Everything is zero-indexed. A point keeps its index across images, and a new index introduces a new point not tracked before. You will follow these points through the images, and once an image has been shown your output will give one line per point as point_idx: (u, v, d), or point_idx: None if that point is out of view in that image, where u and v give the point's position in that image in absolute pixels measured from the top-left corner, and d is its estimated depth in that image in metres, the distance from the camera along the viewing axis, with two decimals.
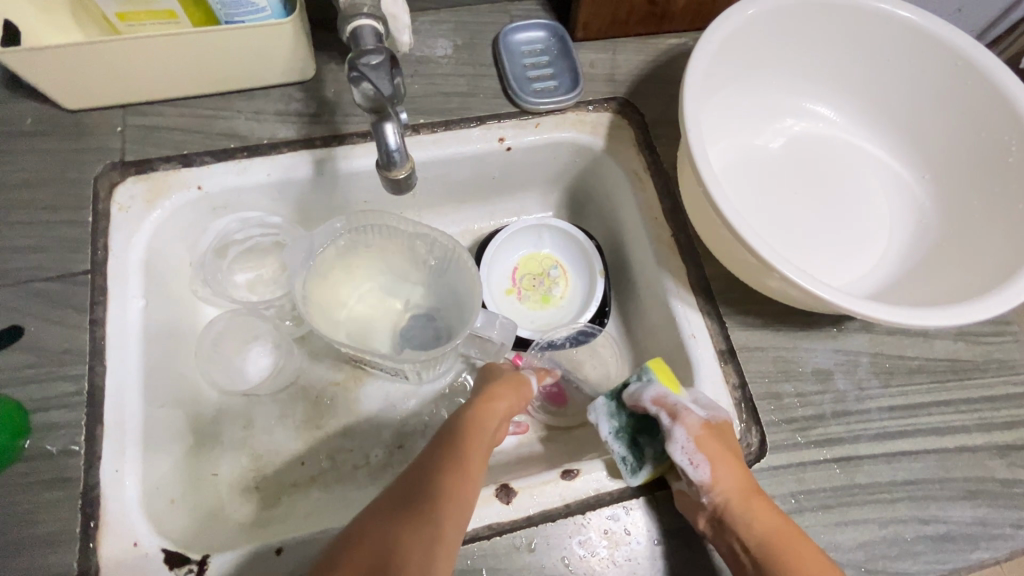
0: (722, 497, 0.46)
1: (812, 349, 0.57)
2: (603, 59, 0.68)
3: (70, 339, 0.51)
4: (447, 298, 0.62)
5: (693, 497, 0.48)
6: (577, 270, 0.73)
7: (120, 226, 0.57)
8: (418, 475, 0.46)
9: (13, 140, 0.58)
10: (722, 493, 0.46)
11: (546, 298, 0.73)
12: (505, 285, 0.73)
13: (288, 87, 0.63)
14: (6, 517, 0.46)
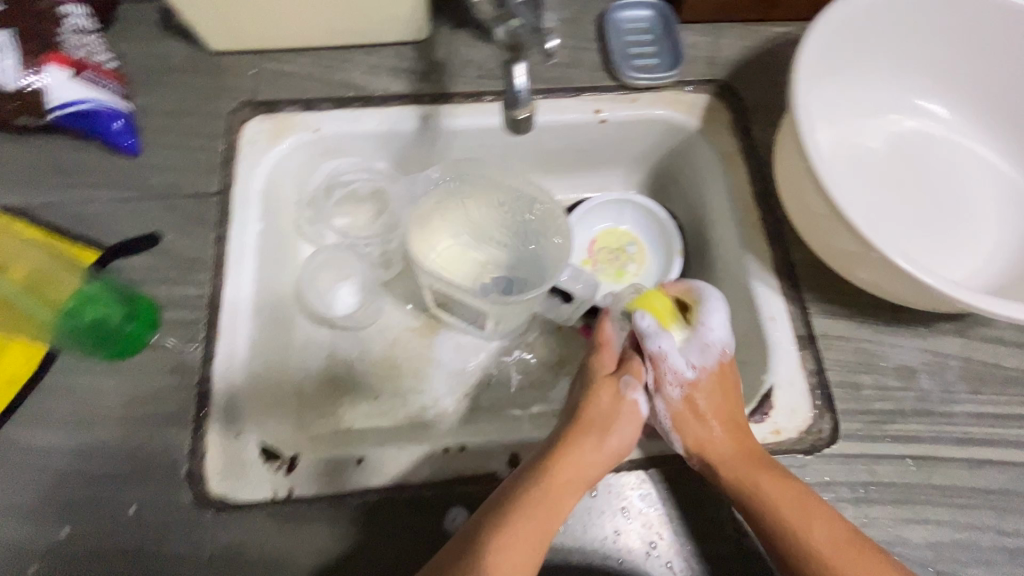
0: (697, 459, 0.50)
1: (897, 345, 0.56)
2: (705, 42, 0.69)
3: (198, 251, 0.57)
4: (535, 251, 0.64)
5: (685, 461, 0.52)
6: (654, 250, 0.74)
7: (247, 157, 0.63)
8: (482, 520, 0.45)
9: (162, 73, 0.65)
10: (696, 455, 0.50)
11: (620, 273, 0.74)
12: (581, 256, 0.74)
13: (403, 46, 0.68)
14: (131, 396, 0.52)
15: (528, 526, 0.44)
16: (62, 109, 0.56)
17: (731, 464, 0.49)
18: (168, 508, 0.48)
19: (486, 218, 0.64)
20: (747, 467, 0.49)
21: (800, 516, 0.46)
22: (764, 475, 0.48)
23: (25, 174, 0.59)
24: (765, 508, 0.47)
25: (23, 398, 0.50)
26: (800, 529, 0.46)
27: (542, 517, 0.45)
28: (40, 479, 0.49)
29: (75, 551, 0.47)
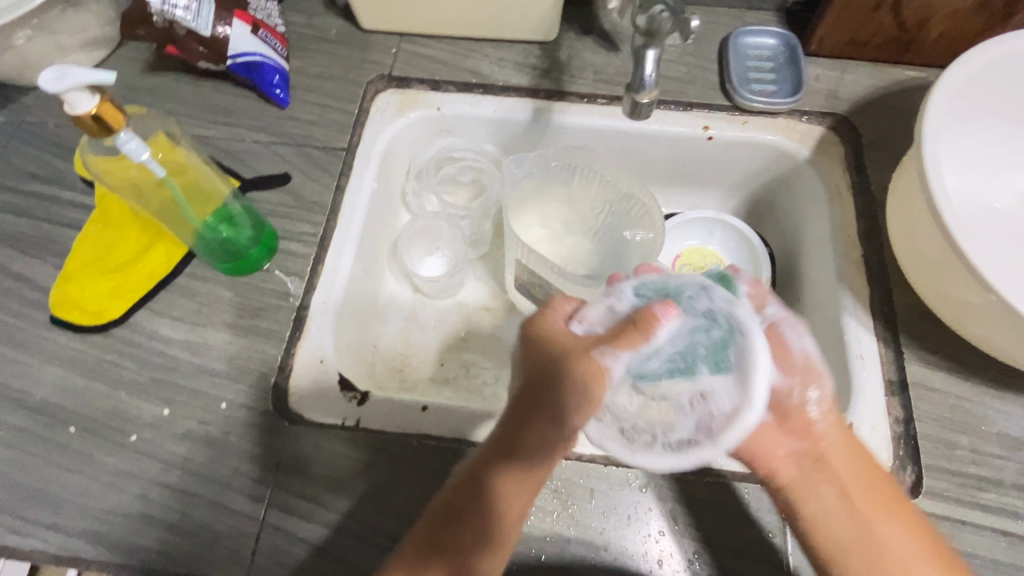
0: (815, 446, 0.46)
1: (1003, 412, 0.51)
2: (829, 76, 0.69)
3: (319, 196, 0.64)
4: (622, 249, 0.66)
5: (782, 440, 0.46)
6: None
7: (375, 122, 0.69)
8: (475, 482, 0.46)
9: (318, 43, 0.73)
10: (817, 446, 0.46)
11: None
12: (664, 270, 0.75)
13: (531, 44, 0.72)
14: (241, 308, 0.58)
15: (508, 499, 0.46)
16: (236, 59, 0.65)
17: (827, 474, 0.45)
18: (253, 411, 0.53)
19: (582, 212, 0.67)
20: (835, 497, 0.45)
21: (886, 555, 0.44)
22: (879, 509, 0.45)
23: (195, 111, 0.69)
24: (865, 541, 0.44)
25: (158, 292, 0.58)
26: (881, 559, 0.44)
27: (512, 518, 0.46)
28: (155, 363, 0.55)
29: (172, 430, 0.53)
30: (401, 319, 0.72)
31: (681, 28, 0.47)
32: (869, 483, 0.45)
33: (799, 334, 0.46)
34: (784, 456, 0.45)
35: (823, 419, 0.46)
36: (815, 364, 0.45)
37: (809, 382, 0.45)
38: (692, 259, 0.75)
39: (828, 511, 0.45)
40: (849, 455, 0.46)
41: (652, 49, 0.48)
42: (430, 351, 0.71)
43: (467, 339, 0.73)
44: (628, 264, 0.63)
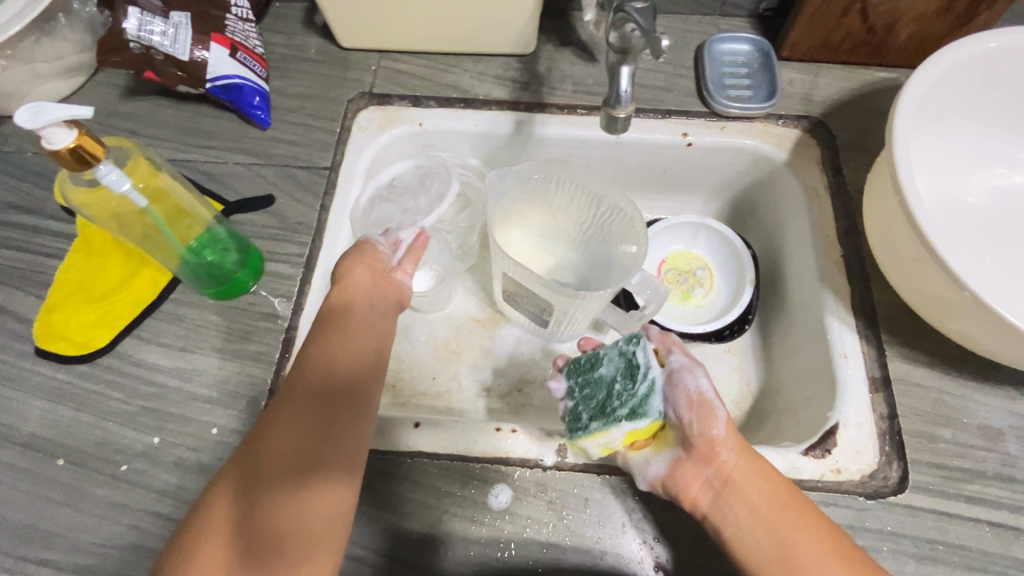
0: (720, 469, 0.49)
1: (984, 404, 0.52)
2: (803, 79, 0.70)
3: (304, 216, 0.64)
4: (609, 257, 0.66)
5: (690, 466, 0.49)
6: (725, 291, 0.74)
7: (357, 140, 0.70)
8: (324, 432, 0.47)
9: (299, 62, 0.74)
10: (723, 469, 0.49)
11: (683, 295, 0.75)
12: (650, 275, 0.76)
13: (509, 57, 0.73)
14: (229, 332, 0.58)
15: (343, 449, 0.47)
16: (215, 82, 0.65)
17: (740, 500, 0.48)
18: (244, 436, 0.53)
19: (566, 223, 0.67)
20: (751, 520, 0.47)
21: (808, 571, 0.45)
22: (796, 529, 0.46)
23: (176, 135, 0.68)
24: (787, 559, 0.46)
25: (143, 319, 0.58)
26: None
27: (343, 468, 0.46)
28: (144, 392, 0.55)
29: (163, 459, 0.52)
30: None
31: (655, 47, 0.45)
32: (775, 498, 0.47)
33: (696, 376, 0.50)
34: (697, 483, 0.49)
35: (723, 443, 0.49)
36: (710, 400, 0.49)
37: (708, 420, 0.49)
38: (676, 263, 0.77)
39: (747, 532, 0.47)
40: (753, 476, 0.48)
41: (626, 65, 0.49)
42: (422, 366, 0.72)
43: (457, 351, 0.74)
44: (619, 275, 0.62)
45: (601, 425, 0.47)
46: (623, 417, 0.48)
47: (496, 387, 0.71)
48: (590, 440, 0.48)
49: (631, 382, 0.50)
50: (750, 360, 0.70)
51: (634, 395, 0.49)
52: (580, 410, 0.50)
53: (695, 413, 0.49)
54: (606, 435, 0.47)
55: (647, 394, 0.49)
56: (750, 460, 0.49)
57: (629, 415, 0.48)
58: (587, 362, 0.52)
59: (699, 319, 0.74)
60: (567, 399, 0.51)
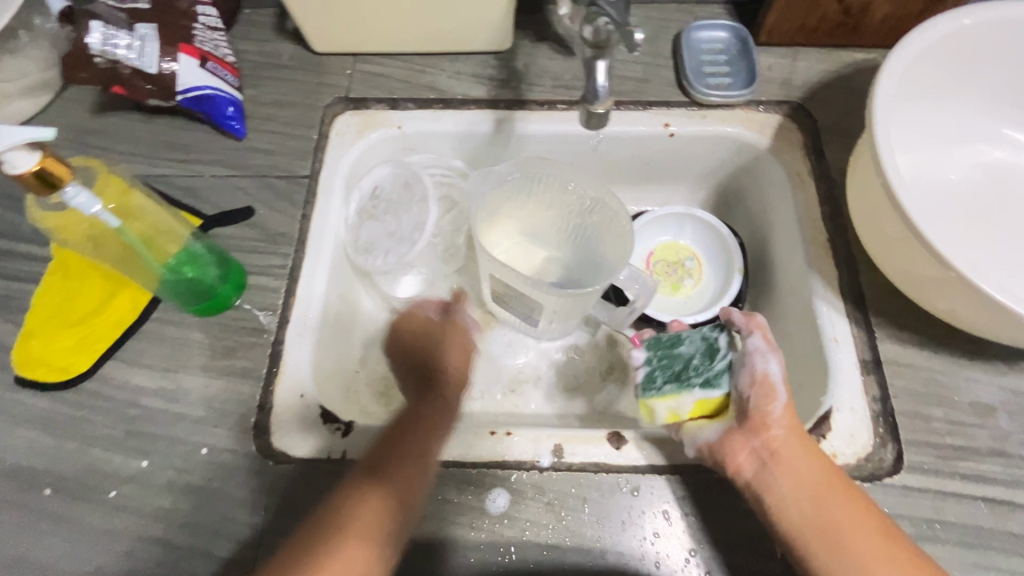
0: (772, 444, 0.48)
1: (974, 381, 0.52)
2: (782, 64, 0.70)
3: (285, 226, 0.63)
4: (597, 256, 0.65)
5: (742, 437, 0.49)
6: (714, 281, 0.74)
7: (336, 147, 0.69)
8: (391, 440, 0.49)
9: (272, 69, 0.72)
10: (773, 442, 0.48)
11: (672, 286, 0.75)
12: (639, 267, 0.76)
13: (486, 55, 0.72)
14: (215, 348, 0.57)
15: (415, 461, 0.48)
16: (186, 94, 0.64)
17: (785, 472, 0.47)
18: (235, 454, 0.52)
19: (551, 223, 0.67)
20: (797, 492, 0.46)
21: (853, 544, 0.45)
22: (839, 504, 0.46)
23: (150, 149, 0.67)
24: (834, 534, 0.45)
25: (125, 341, 0.56)
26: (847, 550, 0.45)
27: (411, 474, 0.47)
28: (130, 415, 0.54)
29: (152, 482, 0.51)
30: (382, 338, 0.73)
31: (628, 42, 0.46)
32: (820, 475, 0.47)
33: (767, 359, 0.49)
34: (745, 451, 0.48)
35: (777, 419, 0.48)
36: (775, 383, 0.49)
37: (767, 398, 0.48)
38: (664, 254, 0.76)
39: (796, 505, 0.46)
40: (802, 452, 0.48)
41: (603, 61, 0.49)
42: None
43: None
44: (607, 271, 0.62)
45: (674, 389, 0.50)
46: (696, 386, 0.50)
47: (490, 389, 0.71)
48: (660, 401, 0.51)
49: (709, 360, 0.52)
50: None
51: (711, 369, 0.51)
52: (655, 375, 0.52)
53: (760, 391, 0.49)
54: (677, 399, 0.50)
55: (724, 371, 0.51)
56: (799, 436, 0.48)
57: (703, 385, 0.50)
58: (668, 339, 0.54)
59: (689, 310, 0.73)
60: (641, 366, 0.53)
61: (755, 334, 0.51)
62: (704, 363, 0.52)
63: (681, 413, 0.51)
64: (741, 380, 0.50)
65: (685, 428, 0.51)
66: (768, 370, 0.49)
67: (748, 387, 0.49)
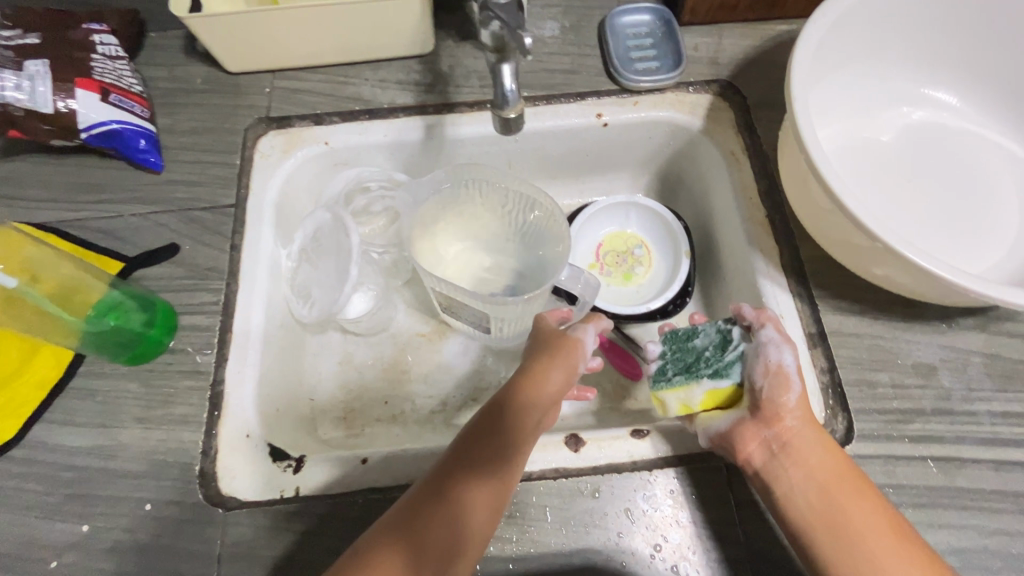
0: (784, 435, 0.48)
1: (915, 342, 0.53)
2: (707, 43, 0.69)
3: (214, 260, 0.60)
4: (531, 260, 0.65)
5: (754, 429, 0.49)
6: (663, 267, 0.74)
7: (261, 171, 0.66)
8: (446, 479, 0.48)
9: (186, 94, 0.69)
10: (784, 434, 0.48)
11: (623, 276, 0.75)
12: (589, 260, 0.75)
13: (409, 60, 0.70)
14: (150, 397, 0.54)
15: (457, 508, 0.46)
16: (90, 131, 0.60)
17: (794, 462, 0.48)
18: (181, 506, 0.50)
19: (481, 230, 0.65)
20: (806, 480, 0.47)
21: (858, 533, 0.46)
22: (845, 493, 0.47)
23: (60, 193, 0.63)
24: (840, 522, 0.46)
25: (52, 401, 0.53)
26: (854, 539, 0.45)
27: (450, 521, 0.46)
28: (65, 478, 0.51)
29: (96, 547, 0.49)
30: (335, 362, 0.71)
31: (520, 47, 0.45)
32: (833, 466, 0.48)
33: (781, 350, 0.50)
34: (755, 442, 0.48)
35: (791, 411, 0.48)
36: (789, 374, 0.49)
37: (782, 389, 0.49)
38: (612, 244, 0.76)
39: (803, 494, 0.47)
40: (814, 443, 0.48)
41: (506, 64, 0.47)
42: (373, 392, 0.70)
43: (407, 370, 0.71)
44: (549, 275, 0.62)
45: (683, 379, 0.52)
46: (704, 376, 0.52)
47: (451, 400, 0.70)
48: (670, 393, 0.52)
49: (721, 352, 0.53)
50: None
51: (721, 360, 0.53)
52: (667, 367, 0.54)
53: (772, 383, 0.49)
54: (687, 390, 0.51)
55: (735, 362, 0.52)
56: (811, 428, 0.49)
57: (711, 375, 0.52)
58: (684, 333, 0.56)
59: (641, 299, 0.73)
60: (656, 360, 0.56)
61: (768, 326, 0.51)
62: (715, 357, 0.53)
63: (692, 404, 0.51)
64: (753, 372, 0.51)
65: (698, 419, 0.51)
66: (782, 361, 0.50)
67: (763, 379, 0.50)
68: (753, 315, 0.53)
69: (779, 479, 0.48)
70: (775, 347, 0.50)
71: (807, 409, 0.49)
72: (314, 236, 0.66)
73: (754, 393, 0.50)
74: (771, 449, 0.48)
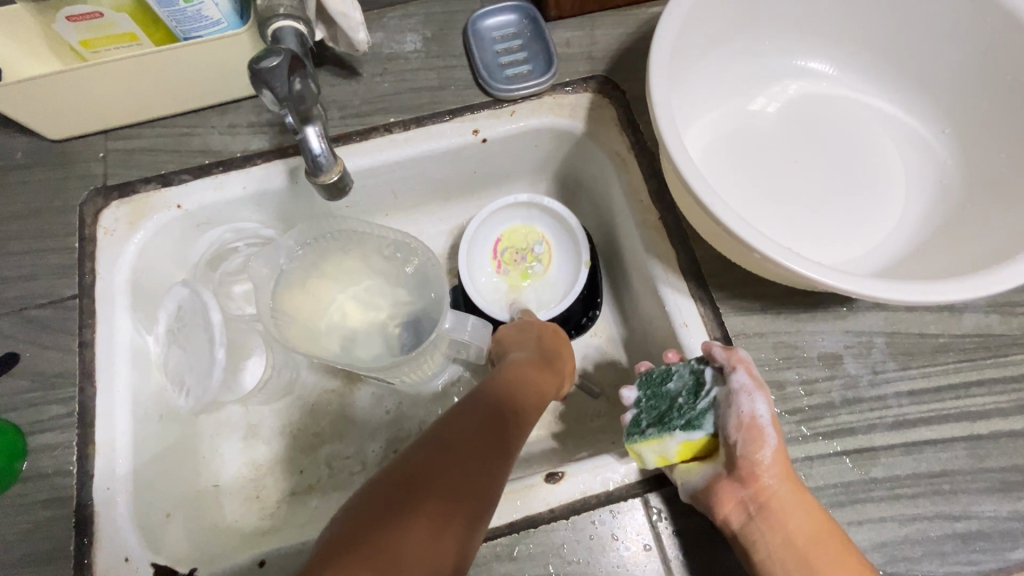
0: (762, 497, 0.43)
1: (818, 332, 0.52)
2: (580, 37, 0.64)
3: (62, 363, 0.53)
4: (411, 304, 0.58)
5: (731, 490, 0.43)
6: (563, 249, 0.71)
7: (106, 250, 0.58)
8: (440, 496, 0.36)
9: (5, 173, 0.60)
10: (761, 494, 0.43)
11: (525, 275, 0.72)
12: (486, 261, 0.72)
13: (259, 98, 0.63)
14: (9, 536, 0.48)
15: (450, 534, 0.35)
16: None
17: (772, 528, 0.42)
18: None
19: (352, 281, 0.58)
20: (785, 547, 0.42)
21: None
22: (830, 560, 0.42)
23: None
24: None
25: None
26: None
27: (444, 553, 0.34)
28: None
29: None
30: (239, 440, 0.65)
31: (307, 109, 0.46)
32: (813, 529, 0.43)
33: (753, 398, 0.44)
34: (731, 503, 0.43)
35: (767, 468, 0.43)
36: (763, 426, 0.43)
37: (756, 445, 0.43)
38: (511, 241, 0.72)
39: (785, 563, 0.42)
40: (793, 504, 0.43)
41: (308, 125, 0.46)
42: (285, 464, 0.64)
43: (320, 431, 0.66)
44: (429, 324, 0.57)
45: (656, 432, 0.46)
46: (678, 427, 0.45)
47: (371, 456, 0.65)
48: (645, 446, 0.46)
49: (694, 398, 0.46)
50: (616, 339, 0.68)
51: (695, 409, 0.46)
52: (642, 417, 0.48)
53: (747, 438, 0.43)
54: (661, 443, 0.45)
55: (709, 410, 0.45)
56: (790, 487, 0.43)
57: (684, 426, 0.45)
58: (658, 374, 0.50)
59: (555, 291, 0.70)
60: (631, 411, 0.50)
61: (744, 368, 0.45)
62: (691, 406, 0.46)
63: (669, 457, 0.46)
64: (730, 423, 0.44)
65: (676, 471, 0.46)
66: (757, 412, 0.43)
67: (737, 433, 0.43)
68: (727, 355, 0.46)
69: (759, 545, 0.42)
70: (750, 395, 0.44)
71: (786, 464, 0.44)
72: (177, 314, 0.60)
73: (728, 447, 0.44)
74: (749, 511, 0.43)
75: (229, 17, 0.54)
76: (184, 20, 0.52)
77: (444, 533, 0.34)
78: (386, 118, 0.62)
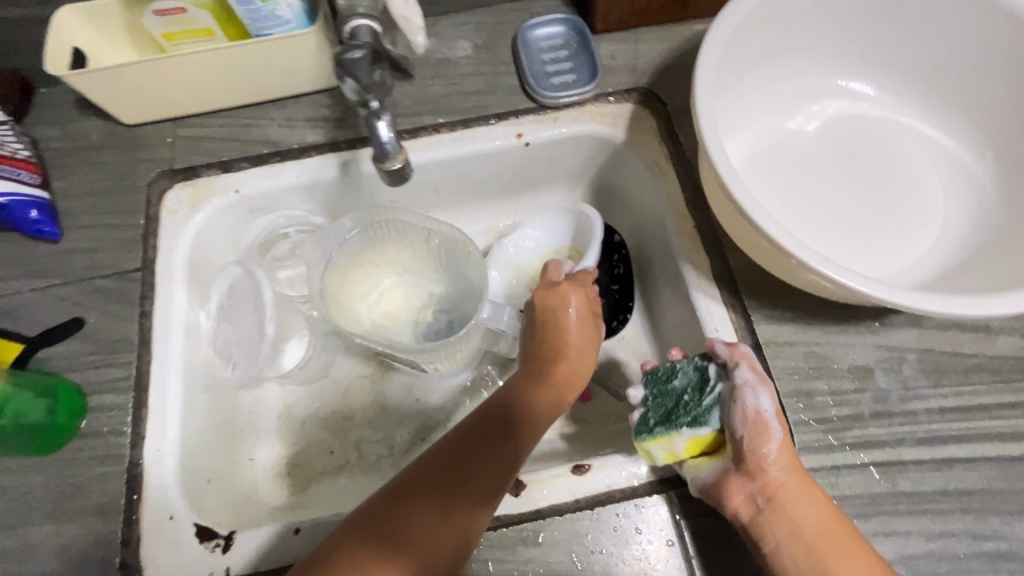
0: (769, 489, 0.44)
1: (849, 345, 0.53)
2: (624, 50, 0.67)
3: (123, 330, 0.56)
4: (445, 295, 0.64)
5: (739, 482, 0.44)
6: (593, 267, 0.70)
7: (168, 228, 0.62)
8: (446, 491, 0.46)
9: (81, 153, 0.64)
10: (768, 487, 0.44)
11: None
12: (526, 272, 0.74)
13: (317, 95, 0.67)
14: (65, 488, 0.51)
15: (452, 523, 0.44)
16: None
17: (780, 519, 0.43)
18: None
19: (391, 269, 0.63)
20: (794, 538, 0.43)
21: None
22: (836, 550, 0.43)
23: None
24: None
25: None
26: None
27: (445, 539, 0.43)
28: None
29: None
30: (274, 418, 0.68)
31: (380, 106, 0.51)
32: (821, 521, 0.44)
33: (759, 394, 0.45)
34: (740, 496, 0.44)
35: (774, 461, 0.44)
36: (768, 421, 0.45)
37: (761, 439, 0.44)
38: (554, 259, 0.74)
39: (793, 553, 0.43)
40: (800, 496, 0.44)
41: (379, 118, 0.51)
42: (317, 443, 0.67)
43: (351, 415, 0.69)
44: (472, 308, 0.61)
45: (663, 429, 0.47)
46: (684, 424, 0.46)
47: (399, 442, 0.67)
48: (653, 444, 0.47)
49: (700, 395, 0.48)
50: (644, 344, 0.70)
51: (700, 406, 0.48)
52: (649, 416, 0.49)
53: (753, 432, 0.45)
54: (670, 440, 0.46)
55: (714, 407, 0.47)
56: (797, 480, 0.45)
57: (691, 423, 0.47)
58: (664, 373, 0.51)
59: None
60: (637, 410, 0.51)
61: (746, 365, 0.47)
62: (694, 403, 0.48)
63: (677, 454, 0.46)
64: (735, 418, 0.46)
65: (685, 467, 0.47)
66: (762, 407, 0.45)
67: (742, 427, 0.45)
68: (730, 353, 0.48)
69: (767, 535, 0.44)
70: (754, 391, 0.45)
71: (792, 458, 0.45)
72: (229, 292, 0.65)
73: (735, 442, 0.45)
74: (757, 503, 0.44)
75: (298, 18, 0.57)
76: (257, 18, 0.56)
77: (446, 521, 0.44)
78: (436, 119, 0.65)
